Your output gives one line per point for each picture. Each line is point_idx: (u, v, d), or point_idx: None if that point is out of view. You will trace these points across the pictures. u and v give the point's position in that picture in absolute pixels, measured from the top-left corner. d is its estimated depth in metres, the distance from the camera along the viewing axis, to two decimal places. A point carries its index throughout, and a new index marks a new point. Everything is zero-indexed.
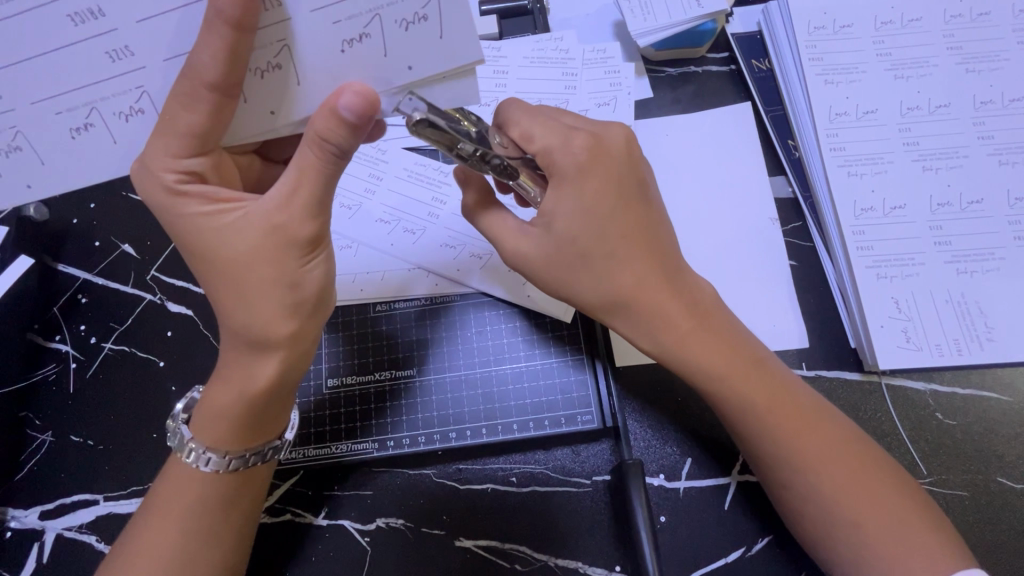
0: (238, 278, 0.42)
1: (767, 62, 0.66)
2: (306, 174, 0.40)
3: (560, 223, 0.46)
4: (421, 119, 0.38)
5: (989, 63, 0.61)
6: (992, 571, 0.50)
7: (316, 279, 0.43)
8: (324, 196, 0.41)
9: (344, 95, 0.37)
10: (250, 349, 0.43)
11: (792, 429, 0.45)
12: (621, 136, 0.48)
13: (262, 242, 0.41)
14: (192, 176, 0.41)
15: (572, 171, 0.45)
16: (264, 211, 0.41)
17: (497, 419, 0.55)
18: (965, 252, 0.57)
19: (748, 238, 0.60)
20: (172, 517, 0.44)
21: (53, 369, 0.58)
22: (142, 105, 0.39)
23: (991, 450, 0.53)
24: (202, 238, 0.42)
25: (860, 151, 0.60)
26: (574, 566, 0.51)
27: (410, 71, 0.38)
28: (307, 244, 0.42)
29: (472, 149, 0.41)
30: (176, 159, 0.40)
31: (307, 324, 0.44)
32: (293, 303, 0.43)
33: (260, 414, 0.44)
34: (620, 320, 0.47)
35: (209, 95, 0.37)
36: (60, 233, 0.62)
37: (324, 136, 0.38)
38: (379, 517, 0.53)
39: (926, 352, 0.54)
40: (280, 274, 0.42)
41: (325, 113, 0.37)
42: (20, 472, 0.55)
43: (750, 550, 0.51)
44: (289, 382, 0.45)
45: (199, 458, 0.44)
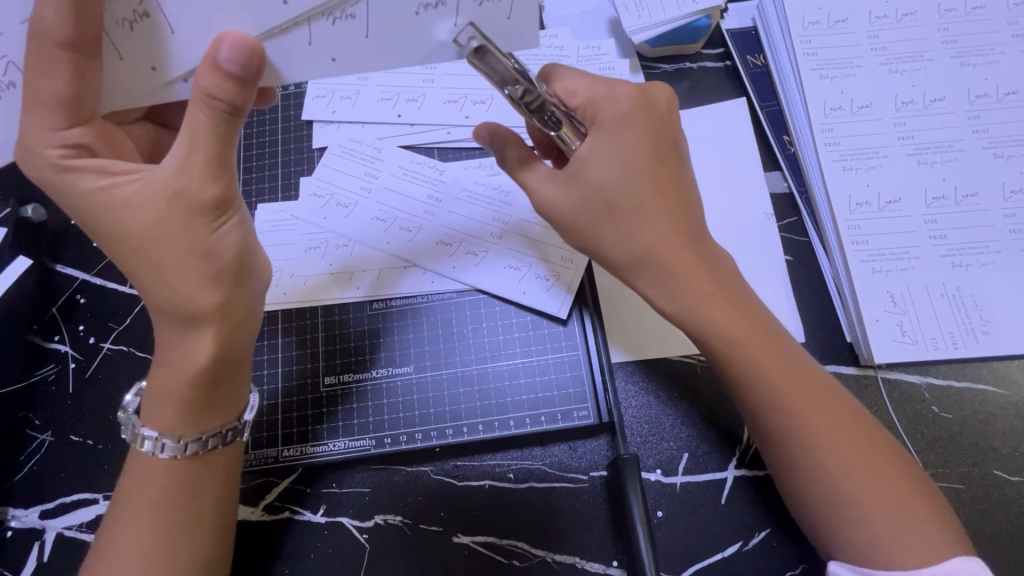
0: (147, 251, 0.42)
1: (762, 58, 0.66)
2: (196, 137, 0.40)
3: (591, 170, 0.46)
4: (474, 38, 0.40)
5: (984, 56, 0.61)
6: (989, 563, 0.50)
7: (231, 242, 0.44)
8: (220, 158, 0.41)
9: (223, 44, 0.38)
10: (182, 325, 0.44)
11: (807, 400, 0.45)
12: (663, 95, 0.48)
13: (163, 211, 0.41)
14: (77, 150, 0.42)
15: (610, 121, 0.46)
16: (155, 180, 0.41)
17: (494, 415, 0.55)
18: (960, 246, 0.57)
19: (745, 233, 0.60)
20: (141, 510, 0.44)
21: (52, 369, 0.58)
22: (11, 77, 0.41)
23: (987, 443, 0.53)
24: (97, 215, 0.42)
25: (855, 145, 0.60)
26: (571, 562, 0.51)
27: (286, 6, 0.39)
28: (212, 207, 0.42)
29: (525, 87, 0.42)
30: (49, 134, 0.41)
31: (233, 295, 0.44)
32: (213, 272, 0.43)
33: (207, 392, 0.45)
34: (639, 276, 0.47)
35: (62, 56, 0.37)
36: (58, 234, 0.62)
37: (210, 93, 0.39)
38: (377, 514, 0.53)
39: (922, 345, 0.54)
40: (189, 240, 0.42)
41: (208, 68, 0.38)
42: (20, 472, 0.55)
43: (748, 545, 0.51)
44: (231, 356, 0.45)
45: (156, 446, 0.45)
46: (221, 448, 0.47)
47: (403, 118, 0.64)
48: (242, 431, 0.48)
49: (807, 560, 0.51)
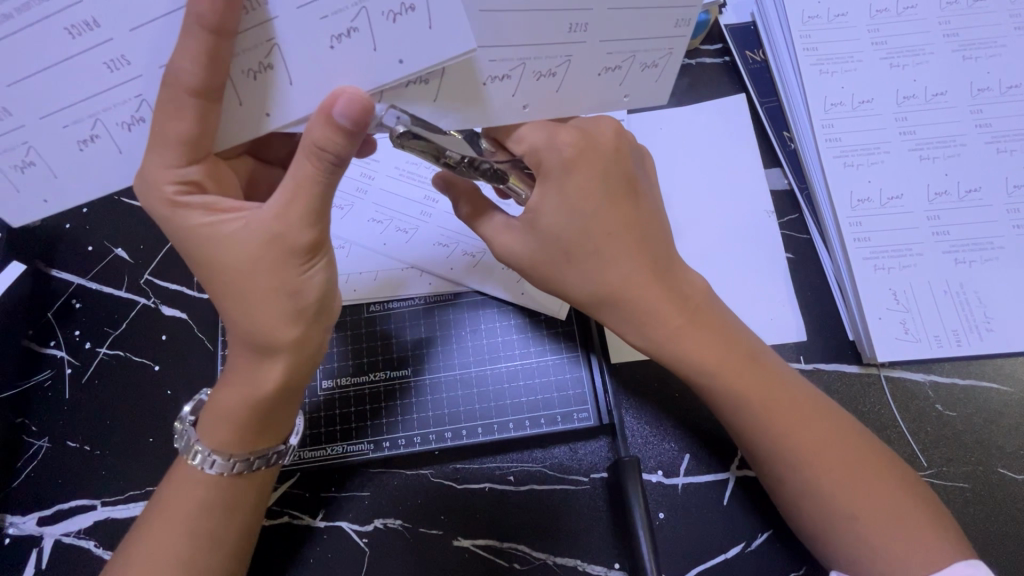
0: (239, 288, 0.41)
1: (761, 54, 0.65)
2: (303, 186, 0.39)
3: (545, 221, 0.45)
4: (403, 131, 0.39)
5: (986, 49, 0.60)
6: (993, 562, 0.49)
7: (316, 285, 0.43)
8: (322, 205, 0.40)
9: (338, 102, 0.36)
10: (253, 353, 0.43)
11: (790, 421, 0.44)
12: (609, 130, 0.46)
13: (259, 253, 0.40)
14: (188, 186, 0.40)
15: (556, 169, 0.44)
16: (261, 220, 0.40)
17: (493, 419, 0.54)
18: (963, 242, 0.56)
19: (746, 231, 0.59)
20: (176, 521, 0.43)
21: (48, 375, 0.58)
22: (142, 114, 0.38)
23: (991, 441, 0.53)
24: (204, 247, 0.41)
25: (856, 141, 0.59)
26: (572, 564, 0.51)
27: (401, 65, 0.37)
28: (306, 252, 0.41)
29: (458, 156, 0.42)
30: (172, 170, 0.39)
31: (309, 330, 0.44)
32: (295, 311, 0.42)
33: (265, 417, 0.44)
34: (608, 315, 0.47)
35: (191, 100, 0.35)
36: (52, 238, 0.62)
37: (319, 145, 0.37)
38: (377, 518, 0.53)
39: (925, 344, 0.54)
40: (281, 282, 0.41)
41: (320, 120, 0.36)
42: (17, 478, 0.55)
43: (750, 546, 0.51)
44: (294, 385, 0.45)
45: (205, 459, 0.44)
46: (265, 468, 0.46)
47: None
48: (285, 454, 0.48)
49: (808, 560, 0.50)
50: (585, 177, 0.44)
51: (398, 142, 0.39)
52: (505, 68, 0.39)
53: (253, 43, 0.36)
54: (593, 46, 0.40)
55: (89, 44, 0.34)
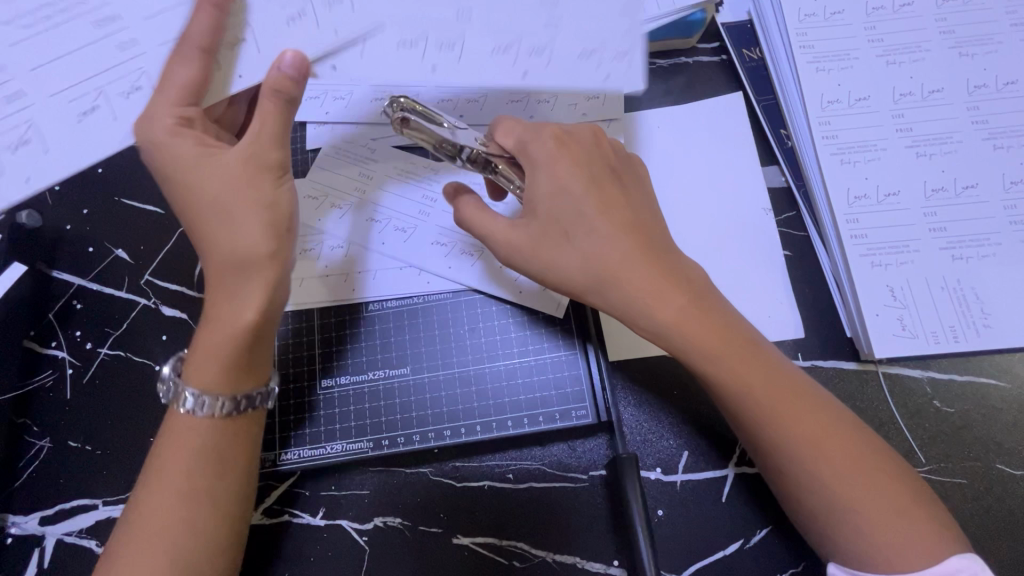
0: (217, 212, 0.42)
1: (758, 52, 0.65)
2: (268, 117, 0.43)
3: (542, 206, 0.47)
4: (401, 120, 0.47)
5: (982, 46, 0.60)
6: (992, 558, 0.49)
7: (289, 201, 0.44)
8: (282, 132, 0.44)
9: (284, 56, 0.41)
10: (230, 281, 0.43)
11: (785, 405, 0.44)
12: (588, 130, 0.50)
13: (238, 172, 0.43)
14: (182, 122, 0.41)
15: (543, 155, 0.47)
16: (233, 153, 0.43)
17: (493, 416, 0.55)
18: (960, 238, 0.56)
19: (743, 228, 0.59)
20: (170, 490, 0.42)
21: (50, 375, 0.58)
22: (140, 84, 0.41)
23: (990, 436, 0.53)
24: (183, 186, 0.43)
25: (853, 138, 0.59)
26: (572, 562, 0.51)
27: (336, 34, 0.42)
28: (277, 167, 0.44)
29: (452, 148, 0.49)
30: (175, 107, 0.41)
31: (283, 250, 0.44)
32: (270, 222, 0.43)
33: (244, 351, 0.44)
34: (608, 299, 0.46)
35: (197, 56, 0.40)
36: (53, 240, 0.62)
37: (276, 87, 0.41)
38: (377, 517, 0.53)
39: (923, 339, 0.54)
40: (256, 196, 0.43)
41: (269, 71, 0.41)
42: (19, 479, 0.55)
43: (748, 542, 0.51)
44: (272, 319, 0.44)
45: (191, 400, 0.44)
46: (249, 412, 0.46)
47: None
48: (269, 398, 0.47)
49: (807, 557, 0.50)
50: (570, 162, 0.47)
51: (394, 124, 0.48)
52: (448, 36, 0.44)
53: (230, 24, 0.41)
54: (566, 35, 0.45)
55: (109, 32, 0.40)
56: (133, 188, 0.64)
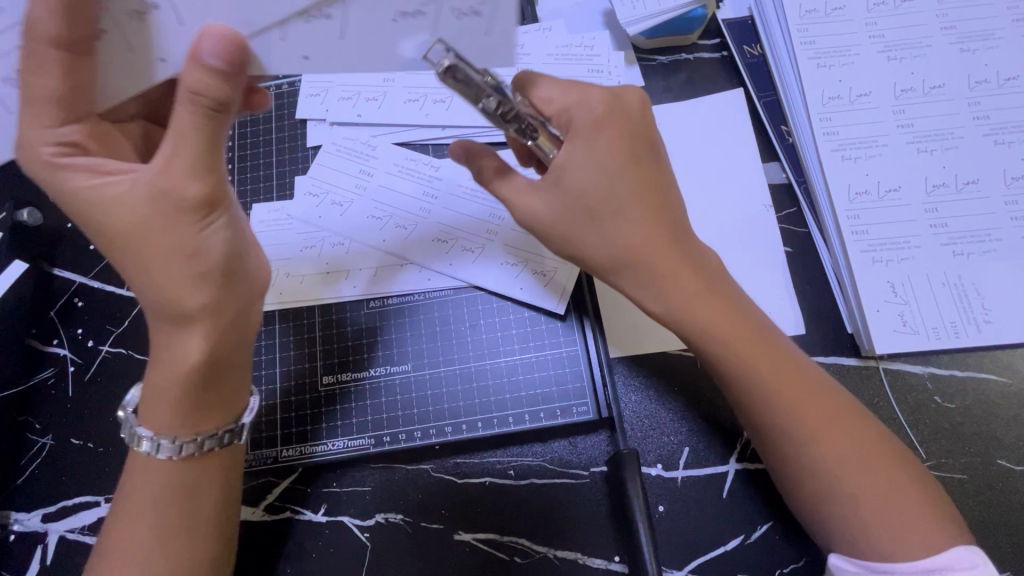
0: (140, 252, 0.41)
1: (759, 48, 0.65)
2: (185, 131, 0.39)
3: (568, 178, 0.45)
4: (449, 64, 0.39)
5: (984, 41, 0.60)
6: (992, 552, 0.49)
7: (217, 245, 0.42)
8: (209, 157, 0.40)
9: (205, 41, 0.37)
10: (172, 322, 0.43)
11: (799, 391, 0.45)
12: (635, 96, 0.47)
13: (149, 213, 0.40)
14: (68, 147, 0.42)
15: (586, 127, 0.45)
16: (144, 178, 0.40)
17: (494, 412, 0.55)
18: (961, 234, 0.56)
19: (744, 226, 0.59)
20: (138, 512, 0.44)
21: (51, 373, 0.58)
22: (81, 92, 0.39)
23: (990, 432, 0.53)
24: (99, 217, 0.42)
25: (854, 134, 0.59)
26: (573, 558, 0.51)
27: (294, 5, 0.38)
28: (199, 207, 0.41)
29: (495, 104, 0.41)
30: (44, 129, 0.40)
31: (221, 294, 0.43)
32: (197, 273, 0.42)
33: (199, 395, 0.44)
34: (627, 279, 0.46)
35: (56, 55, 0.37)
36: (54, 238, 0.62)
37: (195, 89, 0.37)
38: (378, 513, 0.53)
39: (923, 335, 0.54)
40: (178, 240, 0.41)
41: (191, 64, 0.37)
42: (21, 476, 0.55)
43: (750, 538, 0.51)
44: (223, 358, 0.44)
45: (151, 445, 0.44)
46: (218, 450, 0.46)
47: (397, 117, 0.63)
48: (243, 434, 0.47)
49: (809, 553, 0.50)
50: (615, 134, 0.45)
51: (443, 74, 0.39)
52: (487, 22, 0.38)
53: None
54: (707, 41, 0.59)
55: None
56: None
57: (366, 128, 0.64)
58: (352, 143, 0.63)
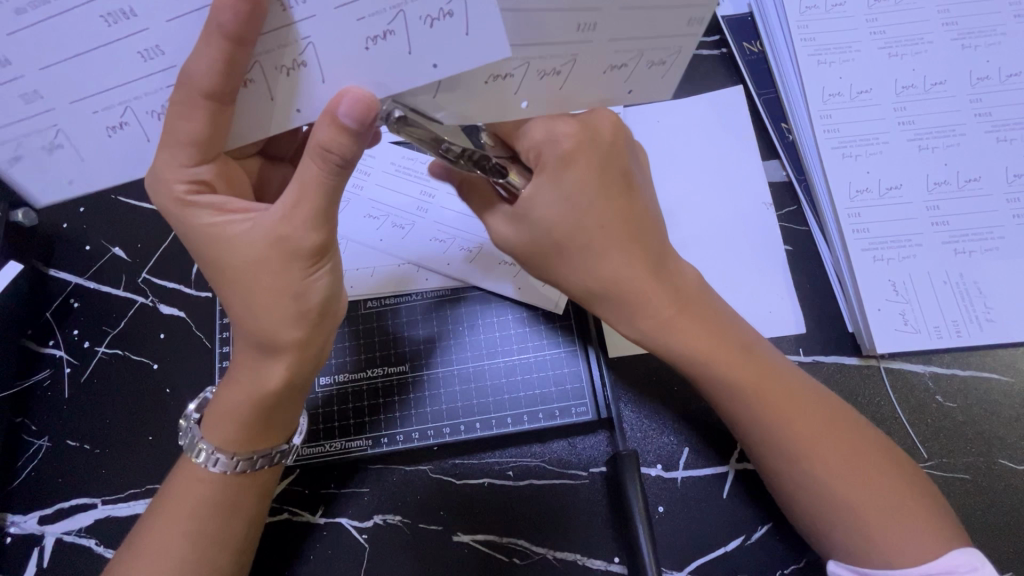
0: (241, 284, 0.41)
1: (759, 44, 0.64)
2: (309, 189, 0.39)
3: (540, 212, 0.44)
4: (399, 116, 0.38)
5: (986, 38, 0.60)
6: (993, 552, 0.49)
7: (318, 292, 0.42)
8: (330, 207, 0.40)
9: (343, 103, 0.36)
10: (257, 351, 0.43)
11: (785, 408, 0.44)
12: (607, 122, 0.45)
13: (268, 255, 0.40)
14: (199, 185, 0.41)
15: (552, 164, 0.43)
16: (267, 223, 0.40)
17: (491, 414, 0.54)
18: (963, 232, 0.56)
19: (745, 225, 0.59)
20: (176, 521, 0.43)
21: (48, 374, 0.58)
22: (126, 119, 0.37)
23: (991, 431, 0.53)
24: (208, 247, 0.42)
25: (855, 132, 0.59)
26: (572, 559, 0.51)
27: (435, 70, 0.35)
28: (312, 255, 0.41)
29: (459, 148, 0.41)
30: (182, 168, 0.39)
31: (314, 332, 0.43)
32: (298, 313, 0.42)
33: (267, 417, 0.44)
34: (600, 307, 0.47)
35: (204, 102, 0.35)
36: (49, 238, 0.62)
37: (326, 146, 0.37)
38: (377, 514, 0.53)
39: (925, 335, 0.54)
40: (283, 286, 0.41)
41: (326, 121, 0.36)
42: (17, 479, 0.55)
43: (750, 539, 0.51)
44: (300, 384, 0.45)
45: (207, 459, 0.44)
46: (267, 468, 0.46)
47: None
48: (288, 453, 0.48)
49: (809, 553, 0.50)
50: (581, 171, 0.43)
51: (392, 127, 0.39)
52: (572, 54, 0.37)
53: (277, 44, 0.35)
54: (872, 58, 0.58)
55: (127, 31, 0.33)
56: (131, 186, 0.63)
57: None
58: None
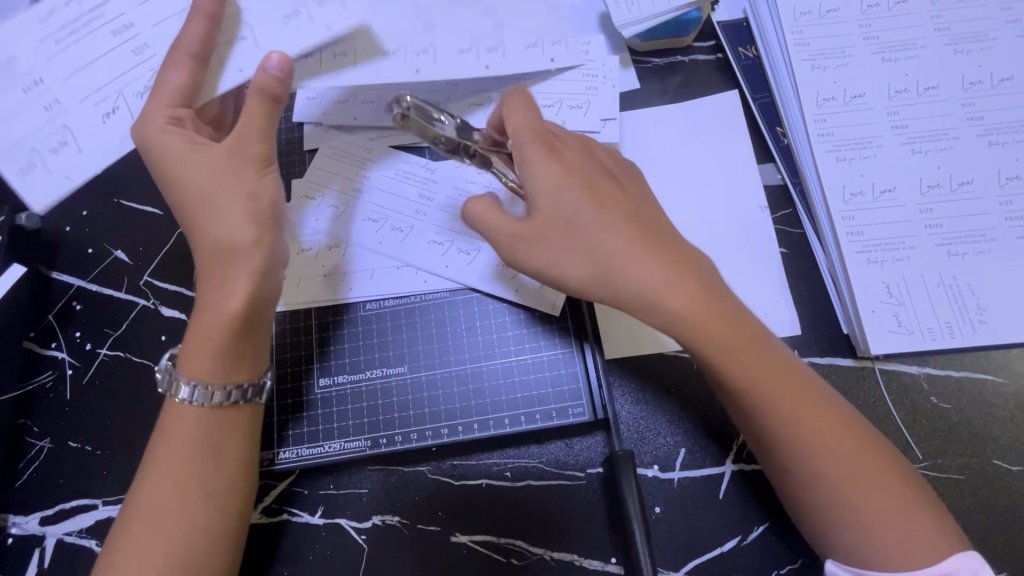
0: (206, 203, 0.45)
1: (754, 50, 0.65)
2: (252, 114, 0.46)
3: (540, 200, 0.46)
4: (404, 114, 0.47)
5: (978, 43, 0.60)
6: (987, 552, 0.50)
7: (270, 191, 0.47)
8: (269, 122, 0.47)
9: (268, 62, 0.45)
10: (220, 265, 0.45)
11: (791, 398, 0.44)
12: (574, 135, 0.51)
13: (222, 163, 0.46)
14: (174, 121, 0.46)
15: (538, 152, 0.47)
16: (221, 144, 0.46)
17: (489, 414, 0.55)
18: (956, 234, 0.56)
19: (740, 228, 0.59)
20: (171, 462, 0.44)
21: (50, 376, 0.59)
22: (152, 85, 0.49)
23: (986, 432, 0.53)
24: (176, 170, 0.46)
25: (849, 136, 0.59)
26: (570, 559, 0.51)
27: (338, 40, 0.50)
28: (259, 160, 0.47)
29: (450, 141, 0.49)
30: (167, 108, 0.46)
31: (266, 236, 0.46)
32: (255, 214, 0.46)
33: (236, 340, 0.46)
34: (621, 289, 0.44)
35: (189, 61, 0.46)
36: (53, 241, 0.62)
37: (263, 87, 0.45)
38: (375, 515, 0.53)
39: (918, 336, 0.54)
40: (242, 188, 0.46)
41: (258, 72, 0.45)
42: (19, 480, 0.56)
43: (746, 539, 0.51)
44: (261, 306, 0.47)
45: (183, 390, 0.45)
46: (243, 402, 0.47)
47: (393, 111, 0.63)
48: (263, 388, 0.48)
49: (805, 554, 0.50)
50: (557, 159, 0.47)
51: (399, 121, 0.48)
52: None
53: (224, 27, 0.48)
54: (865, 57, 0.61)
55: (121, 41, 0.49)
56: (133, 189, 0.64)
57: (363, 130, 0.63)
58: (349, 146, 0.63)
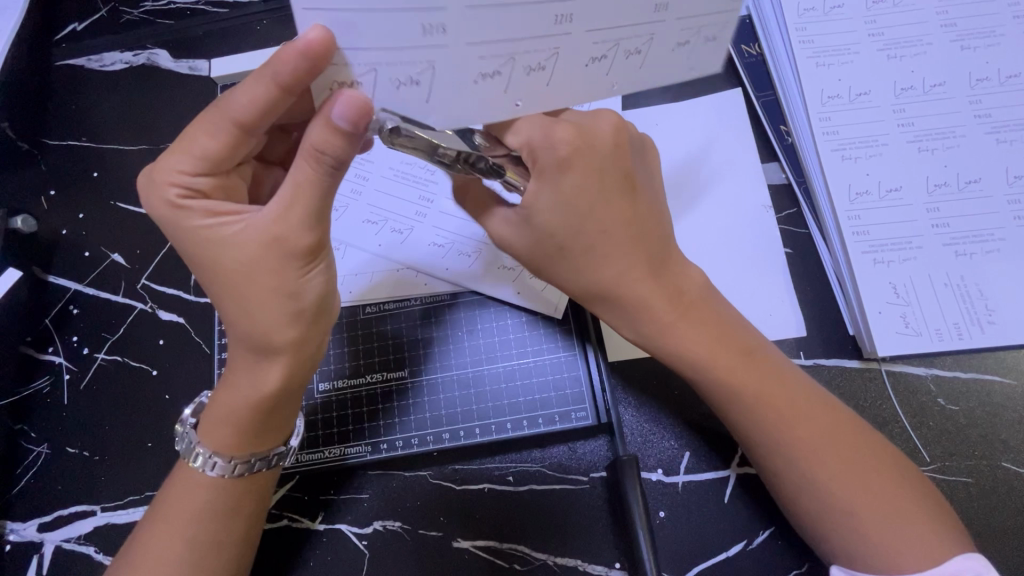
0: (238, 285, 0.41)
1: (757, 47, 0.64)
2: (303, 189, 0.39)
3: (540, 217, 0.43)
4: (394, 129, 0.37)
5: (985, 39, 0.60)
6: (994, 556, 0.49)
7: (314, 290, 0.42)
8: (323, 207, 0.40)
9: (336, 103, 0.35)
10: (255, 354, 0.43)
11: (791, 415, 0.44)
12: (608, 126, 0.43)
13: (260, 253, 0.40)
14: (191, 192, 0.40)
15: (549, 168, 0.41)
16: (262, 223, 0.40)
17: (491, 419, 0.54)
18: (963, 234, 0.55)
19: (747, 229, 0.59)
20: (177, 526, 0.43)
21: (47, 381, 0.58)
22: (420, 77, 0.35)
23: (995, 435, 0.52)
24: (204, 249, 0.41)
25: (854, 134, 0.58)
26: (573, 564, 0.51)
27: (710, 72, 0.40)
28: (305, 254, 0.41)
29: (454, 154, 0.40)
30: (179, 175, 0.40)
31: (308, 333, 0.43)
32: (295, 313, 0.42)
33: (267, 420, 0.44)
34: (602, 308, 0.46)
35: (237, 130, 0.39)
36: (48, 245, 0.62)
37: (320, 148, 0.37)
38: (376, 521, 0.52)
39: (926, 337, 0.53)
40: (279, 283, 0.41)
41: (321, 125, 0.36)
42: (16, 487, 0.55)
43: (751, 543, 0.50)
44: (297, 386, 0.45)
45: (207, 463, 0.44)
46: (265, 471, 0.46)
47: None
48: (286, 456, 0.47)
49: (810, 558, 0.50)
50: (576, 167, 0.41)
51: (387, 141, 0.38)
52: (736, 25, 0.38)
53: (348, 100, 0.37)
54: (870, 53, 0.60)
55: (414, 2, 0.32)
56: (129, 192, 0.63)
57: None
58: None
